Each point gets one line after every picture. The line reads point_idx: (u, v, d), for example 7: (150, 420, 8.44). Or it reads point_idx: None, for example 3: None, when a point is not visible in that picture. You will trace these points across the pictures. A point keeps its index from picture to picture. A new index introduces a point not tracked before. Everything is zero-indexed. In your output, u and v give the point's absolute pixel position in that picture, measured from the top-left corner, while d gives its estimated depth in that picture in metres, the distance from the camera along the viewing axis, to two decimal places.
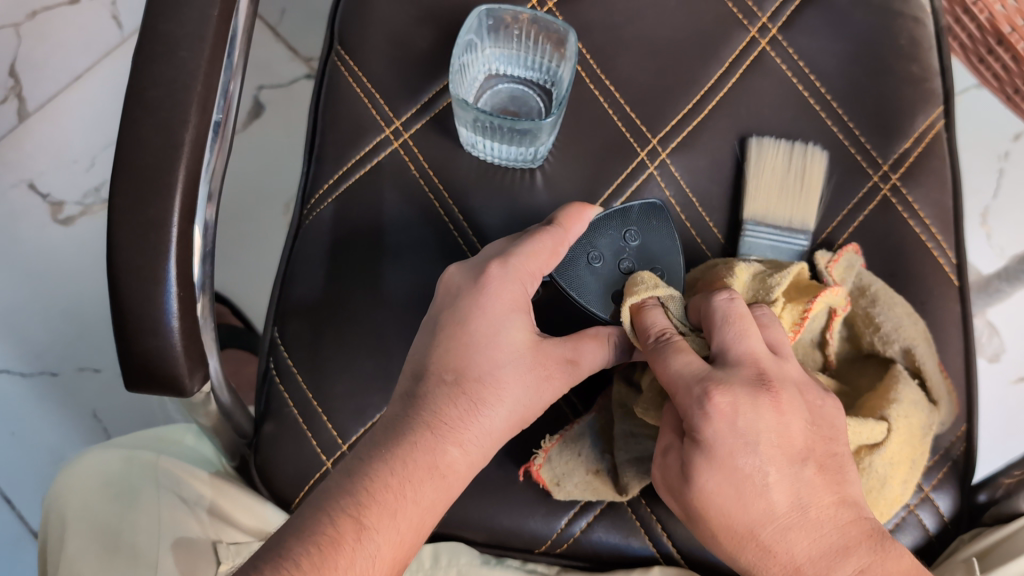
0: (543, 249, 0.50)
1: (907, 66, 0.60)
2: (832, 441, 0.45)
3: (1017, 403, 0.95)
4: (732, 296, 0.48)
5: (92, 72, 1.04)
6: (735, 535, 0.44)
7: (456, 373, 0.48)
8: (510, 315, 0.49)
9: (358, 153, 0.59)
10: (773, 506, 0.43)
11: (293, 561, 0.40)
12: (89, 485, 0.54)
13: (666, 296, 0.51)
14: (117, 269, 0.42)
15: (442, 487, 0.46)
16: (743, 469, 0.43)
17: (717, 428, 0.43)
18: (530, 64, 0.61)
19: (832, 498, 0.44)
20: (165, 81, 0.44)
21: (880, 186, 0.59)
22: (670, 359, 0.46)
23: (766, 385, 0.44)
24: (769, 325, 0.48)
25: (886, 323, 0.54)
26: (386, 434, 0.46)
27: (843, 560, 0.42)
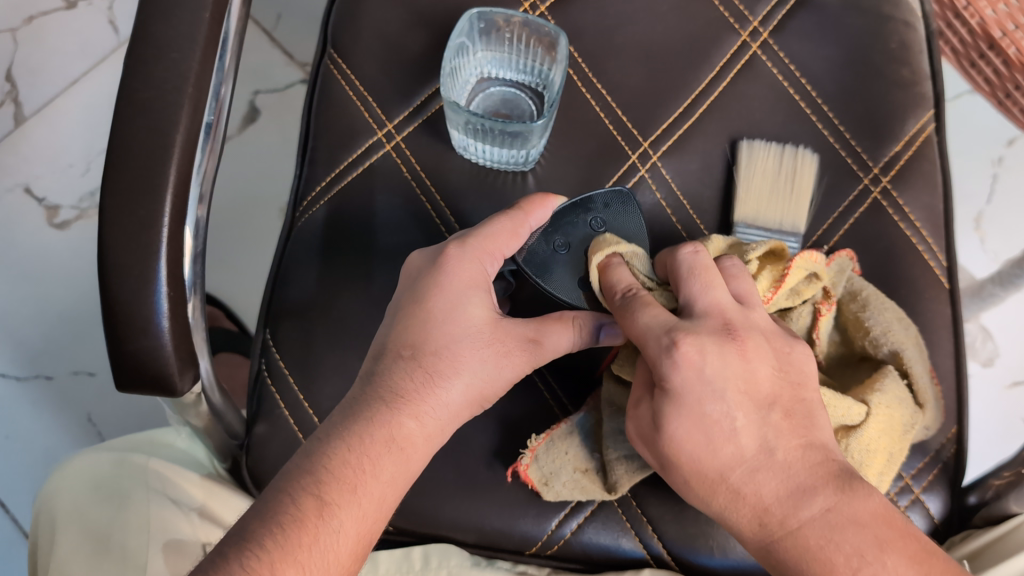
0: (502, 230, 0.50)
1: (898, 70, 0.60)
2: (801, 387, 0.45)
3: (1012, 408, 0.95)
4: (697, 248, 0.48)
5: (88, 77, 1.04)
6: (706, 481, 0.44)
7: (412, 349, 0.48)
8: (467, 293, 0.49)
9: (350, 156, 0.59)
10: (742, 451, 0.43)
11: (256, 544, 0.40)
12: (78, 491, 0.55)
13: (629, 252, 0.51)
14: (107, 268, 0.42)
15: (403, 460, 0.46)
16: (710, 415, 0.43)
17: (685, 375, 0.43)
18: (523, 67, 0.61)
19: (798, 441, 0.43)
20: (157, 83, 0.44)
21: (870, 189, 0.59)
22: (637, 313, 0.46)
23: (732, 333, 0.44)
24: (739, 276, 0.48)
25: (875, 326, 0.54)
26: (345, 413, 0.46)
27: (811, 501, 0.42)
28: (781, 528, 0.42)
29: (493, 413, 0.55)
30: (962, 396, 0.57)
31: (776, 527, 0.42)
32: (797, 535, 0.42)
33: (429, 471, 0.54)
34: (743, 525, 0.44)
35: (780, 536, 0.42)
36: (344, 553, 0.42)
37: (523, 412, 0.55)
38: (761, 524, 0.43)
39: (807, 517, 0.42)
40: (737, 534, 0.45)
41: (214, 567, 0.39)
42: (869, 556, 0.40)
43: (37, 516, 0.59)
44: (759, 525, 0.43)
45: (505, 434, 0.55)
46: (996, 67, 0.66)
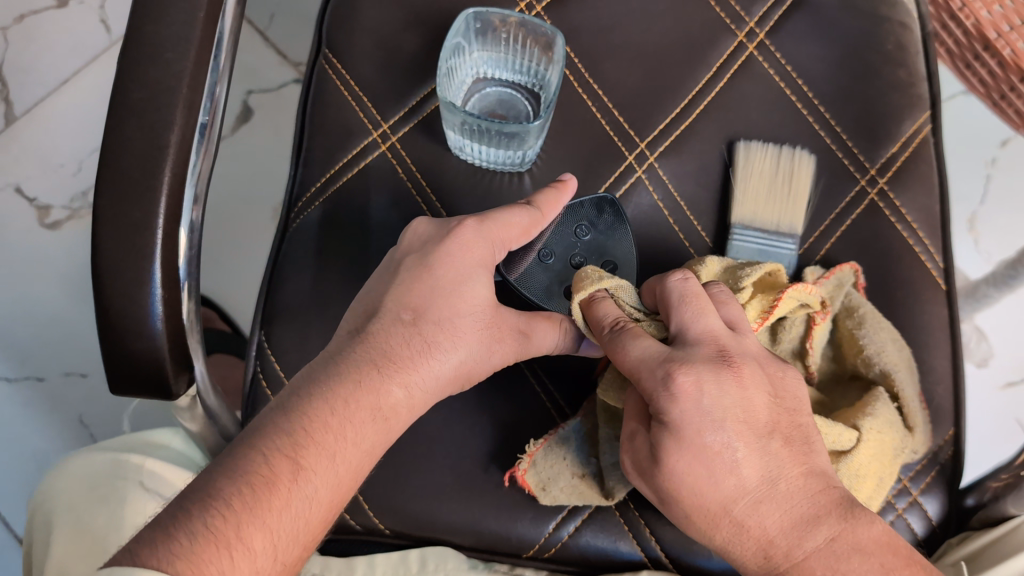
0: (517, 223, 0.50)
1: (893, 71, 0.60)
2: (798, 412, 0.45)
3: (1006, 409, 0.95)
4: (685, 276, 0.47)
5: (79, 76, 1.03)
6: (707, 513, 0.43)
7: (413, 313, 0.47)
8: (474, 272, 0.49)
9: (345, 156, 0.59)
10: (744, 483, 0.43)
11: (223, 499, 0.39)
12: (73, 492, 0.54)
13: (614, 285, 0.49)
14: (100, 270, 0.42)
15: (383, 429, 0.45)
16: (711, 447, 0.42)
17: (685, 406, 0.42)
18: (519, 67, 0.61)
19: (800, 469, 0.43)
20: (151, 83, 0.43)
21: (867, 190, 0.59)
22: (631, 347, 0.45)
23: (727, 361, 0.44)
24: (727, 301, 0.48)
25: (869, 344, 0.53)
26: (330, 369, 0.45)
27: (815, 530, 0.42)
28: (786, 559, 0.42)
29: (489, 416, 0.55)
30: (959, 398, 0.57)
31: (781, 560, 0.43)
32: (801, 566, 0.42)
33: (425, 474, 0.53)
34: (746, 557, 0.44)
35: (785, 568, 0.43)
36: (313, 517, 0.42)
37: (519, 415, 0.55)
38: (766, 557, 0.43)
39: (812, 547, 0.42)
40: (733, 561, 0.45)
41: (176, 517, 0.37)
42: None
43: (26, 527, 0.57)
44: (763, 557, 0.43)
45: (501, 437, 0.54)
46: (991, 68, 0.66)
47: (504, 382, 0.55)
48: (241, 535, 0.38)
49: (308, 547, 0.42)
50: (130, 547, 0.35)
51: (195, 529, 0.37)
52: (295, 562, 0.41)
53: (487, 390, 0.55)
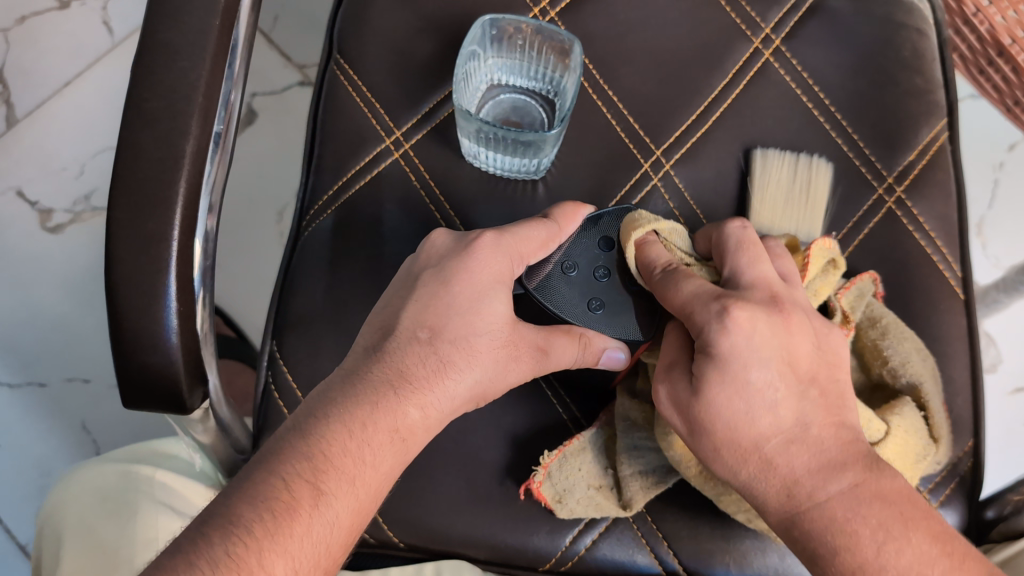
0: (535, 236, 0.50)
1: (910, 78, 0.60)
2: (836, 368, 0.46)
3: (1014, 414, 0.95)
4: (744, 225, 0.49)
5: (82, 78, 1.02)
6: (738, 449, 0.44)
7: (430, 332, 0.47)
8: (493, 287, 0.48)
9: (358, 163, 0.58)
10: (779, 422, 0.44)
11: (243, 527, 0.39)
12: (83, 504, 0.53)
13: (667, 229, 0.52)
14: (115, 283, 0.41)
15: (402, 450, 0.45)
16: (754, 383, 0.43)
17: (735, 338, 0.43)
18: (533, 73, 0.60)
19: (832, 420, 0.44)
20: (165, 91, 0.43)
21: (885, 199, 0.59)
22: (682, 283, 0.46)
23: (779, 306, 0.45)
24: (781, 256, 0.49)
25: (895, 355, 0.53)
26: (345, 388, 0.45)
27: (839, 475, 0.43)
28: (809, 500, 0.43)
29: (504, 427, 0.54)
30: (977, 408, 0.57)
31: (803, 499, 0.43)
32: (824, 508, 0.42)
33: (441, 486, 0.53)
34: (768, 496, 0.44)
35: (807, 508, 0.42)
36: (334, 542, 0.41)
37: (535, 426, 0.54)
38: (788, 496, 0.43)
39: (835, 491, 0.42)
40: (757, 506, 0.45)
41: (197, 548, 0.37)
42: (894, 530, 0.41)
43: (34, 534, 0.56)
44: (786, 496, 0.43)
45: (517, 448, 0.54)
46: (1004, 75, 0.66)
47: (519, 394, 0.55)
48: (263, 564, 0.38)
49: (331, 572, 0.41)
50: None
51: (216, 557, 0.37)
52: None
53: (503, 400, 0.54)
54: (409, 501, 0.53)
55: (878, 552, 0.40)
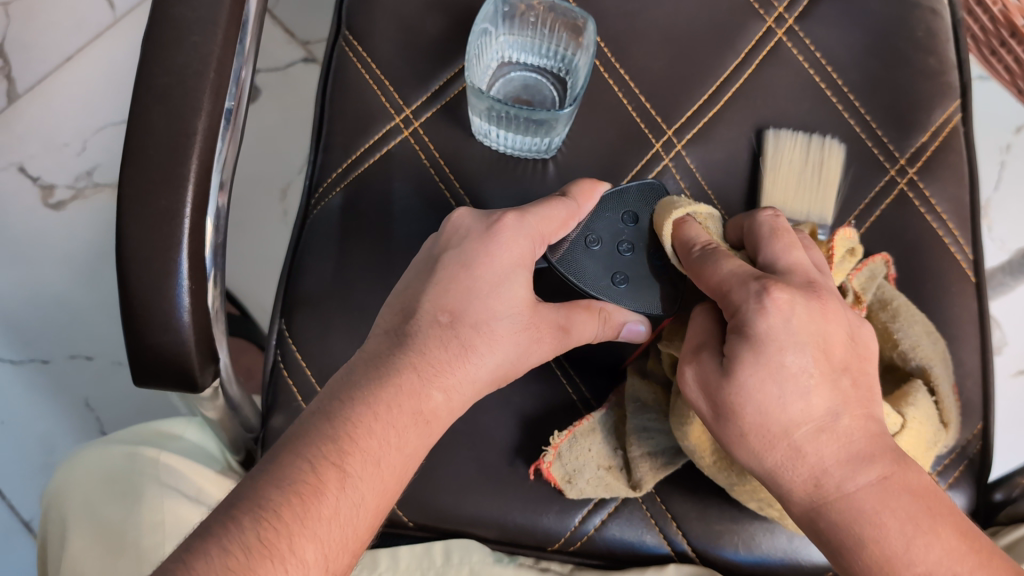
0: (556, 216, 0.50)
1: (924, 59, 0.59)
2: (867, 360, 0.45)
3: (1015, 397, 0.94)
4: (776, 215, 0.50)
5: (83, 53, 1.01)
6: (768, 436, 0.42)
7: (451, 315, 0.46)
8: (513, 272, 0.48)
9: (367, 142, 0.58)
10: (810, 409, 0.42)
11: (271, 511, 0.38)
12: (87, 489, 0.52)
13: (704, 215, 0.52)
14: (127, 261, 0.41)
15: (425, 433, 0.45)
16: (788, 366, 0.42)
17: (772, 322, 0.42)
18: (546, 51, 0.60)
19: (861, 411, 0.43)
20: (177, 67, 0.42)
21: (897, 180, 0.58)
22: (722, 262, 0.46)
23: (816, 290, 0.44)
24: (813, 248, 0.49)
25: (904, 338, 0.53)
26: (369, 371, 0.45)
27: (867, 468, 0.41)
28: (836, 491, 0.41)
29: (514, 408, 0.54)
30: (987, 391, 0.57)
31: (831, 490, 0.42)
32: (852, 498, 0.41)
33: (450, 466, 0.53)
34: (794, 485, 0.43)
35: (833, 499, 0.41)
36: (361, 524, 0.41)
37: (545, 406, 0.54)
38: (816, 485, 0.42)
39: (864, 483, 0.41)
40: (781, 497, 0.44)
41: (226, 531, 0.37)
42: (923, 525, 0.40)
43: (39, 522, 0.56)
44: (813, 486, 0.42)
45: (527, 428, 0.54)
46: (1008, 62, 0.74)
47: (528, 374, 0.55)
48: (292, 546, 0.38)
49: (357, 553, 0.41)
50: (185, 562, 0.36)
51: (246, 542, 0.37)
52: (346, 570, 0.40)
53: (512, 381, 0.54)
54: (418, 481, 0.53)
55: (908, 547, 0.40)
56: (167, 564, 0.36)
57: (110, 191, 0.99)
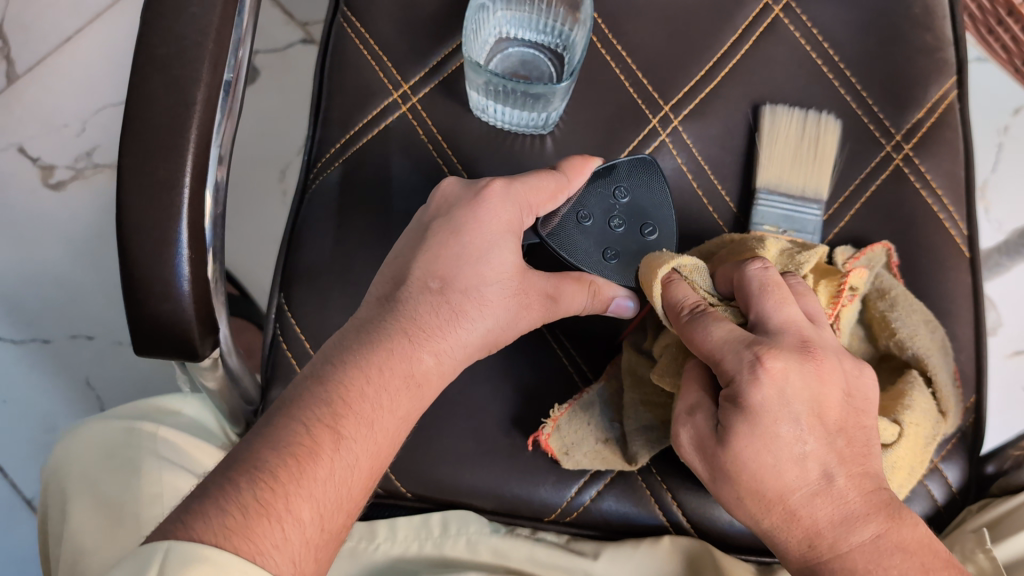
0: (546, 186, 0.50)
1: (921, 35, 0.59)
2: (864, 413, 0.44)
3: (1010, 378, 0.95)
4: (765, 264, 0.47)
5: (82, 34, 1.01)
6: (763, 499, 0.43)
7: (441, 281, 0.47)
8: (501, 237, 0.48)
9: (365, 117, 0.58)
10: (806, 474, 0.42)
11: (269, 472, 0.39)
12: (86, 462, 0.52)
13: (690, 266, 0.49)
14: (127, 230, 0.41)
15: (418, 396, 0.46)
16: (783, 436, 0.42)
17: (766, 393, 0.42)
18: (543, 27, 0.60)
19: (858, 469, 0.43)
20: (177, 38, 0.42)
21: (893, 156, 0.59)
22: (713, 328, 0.44)
23: (810, 351, 0.43)
24: (804, 294, 0.48)
25: (903, 328, 0.53)
26: (359, 338, 0.46)
27: (862, 526, 0.42)
28: (831, 550, 0.42)
29: (511, 381, 0.54)
30: (981, 365, 0.57)
31: (825, 551, 0.42)
32: (845, 558, 0.42)
33: (448, 438, 0.53)
34: (790, 544, 0.43)
35: (828, 559, 0.42)
36: (356, 484, 0.42)
37: (543, 380, 0.55)
38: (810, 546, 0.43)
39: (857, 541, 0.42)
40: (776, 550, 0.44)
41: (224, 492, 0.38)
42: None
43: (41, 503, 0.55)
44: (807, 546, 0.43)
45: (524, 400, 0.54)
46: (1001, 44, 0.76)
47: (525, 347, 0.55)
48: (290, 506, 0.38)
49: (352, 514, 0.42)
50: (184, 520, 0.36)
51: (244, 502, 0.37)
52: (342, 530, 0.41)
53: (509, 353, 0.55)
54: (417, 452, 0.53)
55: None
56: (168, 525, 0.35)
57: (109, 171, 0.99)
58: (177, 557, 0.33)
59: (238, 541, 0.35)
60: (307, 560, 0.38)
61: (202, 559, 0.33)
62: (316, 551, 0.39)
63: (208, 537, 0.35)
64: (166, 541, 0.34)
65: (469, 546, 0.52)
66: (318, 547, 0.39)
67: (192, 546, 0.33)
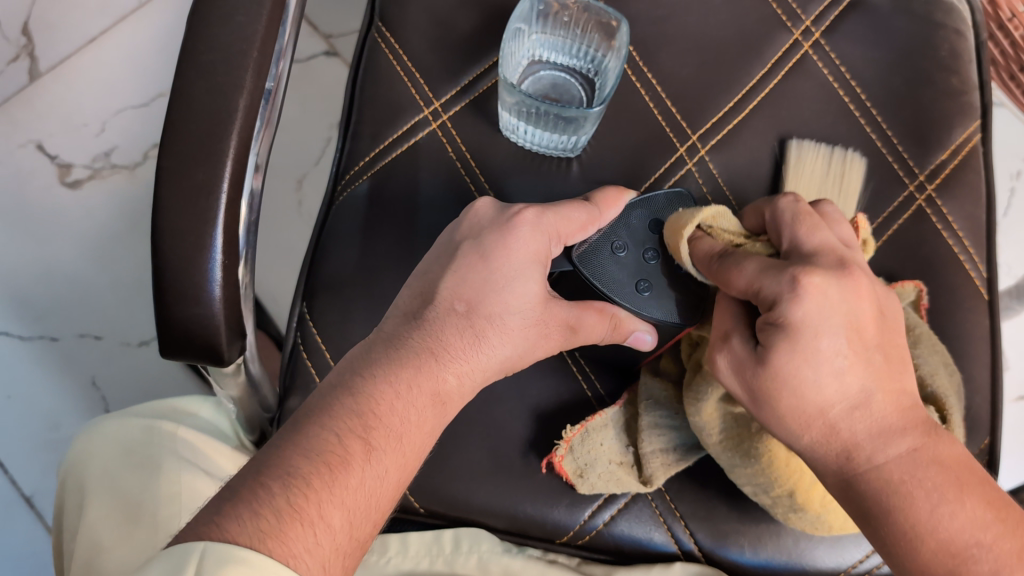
0: (576, 217, 0.50)
1: (947, 78, 0.60)
2: (896, 331, 0.45)
3: (1014, 422, 0.94)
4: (796, 200, 0.48)
5: (107, 35, 1.02)
6: (803, 415, 0.43)
7: (467, 305, 0.47)
8: (528, 266, 0.48)
9: (395, 132, 0.58)
10: (845, 389, 0.42)
11: (301, 477, 0.39)
12: (106, 459, 0.52)
13: (714, 213, 0.50)
14: (162, 232, 0.41)
15: (441, 413, 0.46)
16: (823, 351, 0.42)
17: (808, 308, 0.42)
18: (576, 52, 0.61)
19: (896, 385, 0.43)
20: (221, 44, 0.43)
21: (915, 196, 0.59)
22: (744, 264, 0.45)
23: (847, 268, 0.44)
24: (839, 221, 0.48)
25: (923, 364, 0.53)
26: (386, 352, 0.46)
27: (899, 439, 0.42)
28: (868, 463, 0.42)
29: (528, 401, 0.55)
30: (995, 408, 0.57)
31: (860, 463, 0.43)
32: (880, 471, 0.42)
33: (462, 454, 0.54)
34: (826, 460, 0.43)
35: (863, 471, 0.42)
36: (383, 495, 0.42)
37: (559, 401, 0.55)
38: (847, 458, 0.43)
39: (893, 454, 0.42)
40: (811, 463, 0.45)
41: (258, 496, 0.37)
42: (949, 494, 0.41)
43: (56, 503, 0.55)
44: (845, 459, 0.43)
45: (540, 422, 0.54)
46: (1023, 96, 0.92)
47: (543, 368, 0.55)
48: (322, 513, 0.38)
49: (377, 524, 0.42)
50: (217, 521, 0.36)
51: (277, 506, 0.37)
52: (368, 539, 0.41)
53: (528, 373, 0.55)
54: (431, 468, 0.54)
55: (932, 513, 0.41)
56: (201, 526, 0.35)
57: (126, 172, 0.99)
58: (215, 558, 0.33)
59: (272, 544, 0.35)
60: (336, 565, 0.38)
61: (237, 560, 0.33)
62: (344, 557, 0.39)
63: (243, 538, 0.35)
64: (201, 541, 0.34)
65: (479, 564, 0.52)
66: (346, 554, 0.39)
67: (225, 546, 0.34)
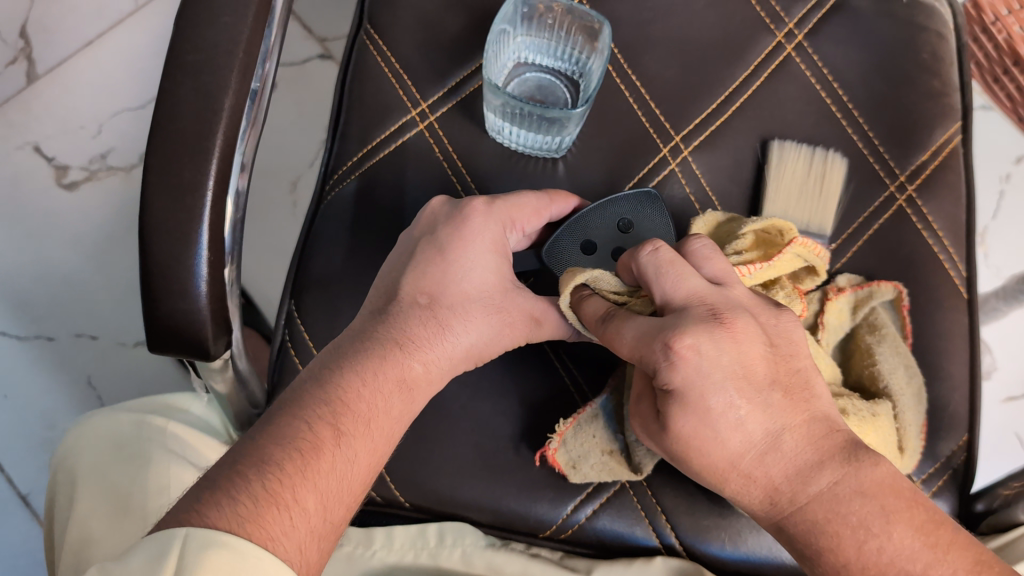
0: (528, 205, 0.51)
1: (928, 79, 0.61)
2: (794, 357, 0.43)
3: (1002, 421, 0.95)
4: (656, 246, 0.45)
5: (104, 38, 1.03)
6: (716, 470, 0.43)
7: (429, 297, 0.49)
8: (486, 256, 0.50)
9: (382, 133, 0.59)
10: (750, 437, 0.42)
11: (274, 464, 0.40)
12: (96, 452, 0.53)
13: (593, 276, 0.48)
14: (149, 230, 0.42)
15: (409, 399, 0.47)
16: (714, 408, 0.41)
17: (685, 372, 0.41)
18: (561, 54, 0.62)
19: (801, 417, 0.42)
20: (208, 45, 0.44)
21: (896, 196, 0.60)
22: (624, 329, 0.44)
23: (720, 318, 0.42)
24: (711, 257, 0.46)
25: (883, 362, 0.55)
26: (352, 344, 0.47)
27: (819, 474, 0.41)
28: (791, 504, 0.42)
29: (512, 398, 0.55)
30: (973, 405, 0.58)
31: (786, 505, 0.42)
32: (804, 511, 0.41)
33: (447, 449, 0.55)
34: (754, 505, 0.43)
35: (790, 512, 0.42)
36: (355, 479, 0.43)
37: (543, 397, 0.56)
38: (772, 503, 0.42)
39: (816, 492, 0.41)
40: (744, 508, 0.44)
41: (234, 484, 0.38)
42: (875, 527, 0.40)
43: (48, 500, 0.56)
44: (770, 504, 0.42)
45: (524, 418, 0.55)
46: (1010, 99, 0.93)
47: (527, 364, 0.56)
48: (296, 497, 0.39)
49: (351, 510, 0.43)
50: (197, 508, 0.36)
51: (254, 492, 0.38)
52: (342, 523, 0.42)
53: (512, 369, 0.56)
54: (417, 462, 0.54)
55: (860, 550, 0.40)
56: (182, 514, 0.36)
57: (122, 174, 1.00)
58: (195, 543, 0.33)
59: (250, 527, 0.36)
60: (313, 548, 0.39)
61: (220, 545, 0.34)
62: (321, 542, 0.40)
63: (221, 524, 0.35)
64: (183, 528, 0.34)
65: (464, 558, 0.53)
66: (322, 538, 0.40)
67: (209, 532, 0.34)
